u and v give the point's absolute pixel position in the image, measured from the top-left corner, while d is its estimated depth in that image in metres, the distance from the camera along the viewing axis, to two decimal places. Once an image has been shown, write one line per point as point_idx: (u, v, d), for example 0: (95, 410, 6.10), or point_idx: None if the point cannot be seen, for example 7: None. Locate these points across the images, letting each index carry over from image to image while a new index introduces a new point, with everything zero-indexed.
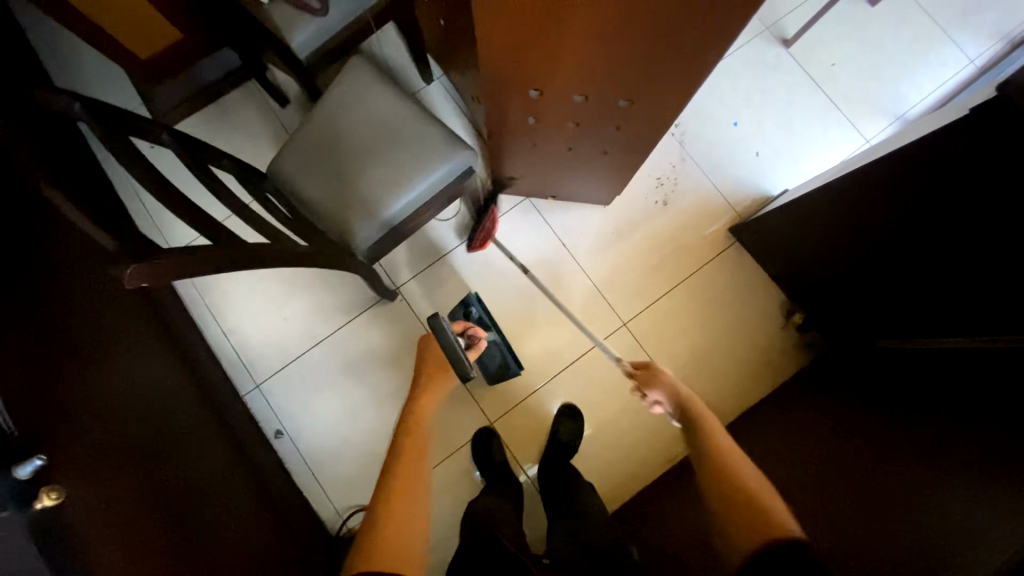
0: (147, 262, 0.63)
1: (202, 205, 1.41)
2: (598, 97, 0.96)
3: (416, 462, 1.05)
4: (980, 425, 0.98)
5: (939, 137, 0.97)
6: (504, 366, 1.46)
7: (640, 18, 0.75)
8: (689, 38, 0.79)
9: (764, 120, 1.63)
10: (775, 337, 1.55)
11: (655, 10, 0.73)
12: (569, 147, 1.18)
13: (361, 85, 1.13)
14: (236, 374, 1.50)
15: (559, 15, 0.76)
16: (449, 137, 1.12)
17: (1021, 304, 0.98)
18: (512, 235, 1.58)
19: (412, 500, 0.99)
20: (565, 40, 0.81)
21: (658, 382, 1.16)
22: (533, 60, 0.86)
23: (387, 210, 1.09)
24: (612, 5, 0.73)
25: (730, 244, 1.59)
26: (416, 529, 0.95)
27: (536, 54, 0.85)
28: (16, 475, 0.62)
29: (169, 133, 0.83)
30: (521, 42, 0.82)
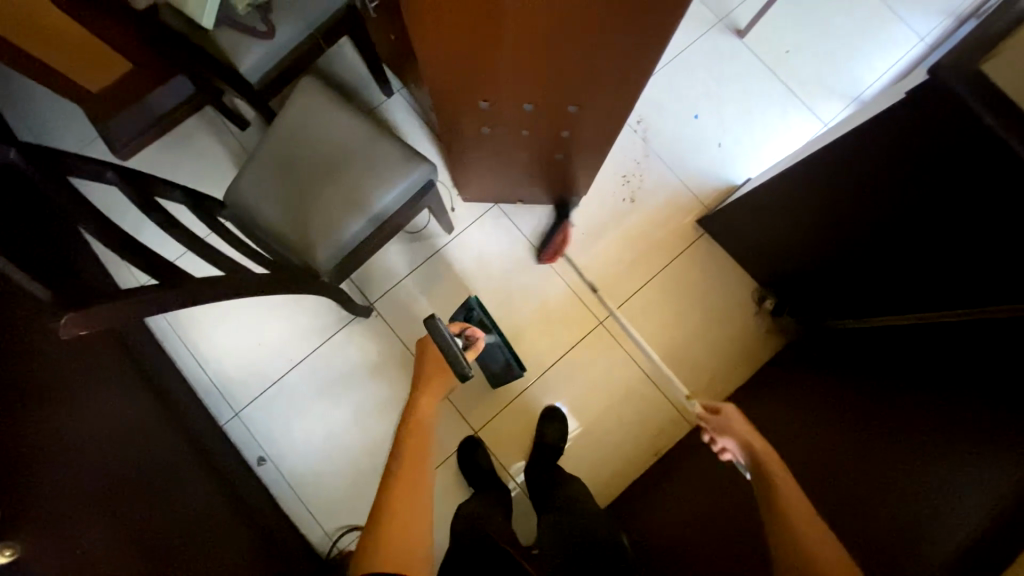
0: (82, 310, 0.62)
1: (153, 245, 1.40)
2: (548, 104, 0.97)
3: (417, 464, 1.04)
4: (943, 398, 1.00)
5: (883, 120, 0.99)
6: (507, 367, 1.46)
7: (574, 27, 0.76)
8: (625, 42, 0.80)
9: (723, 111, 1.66)
10: (750, 324, 1.57)
11: (587, 18, 0.75)
12: (528, 153, 1.19)
13: (315, 105, 1.12)
14: (214, 403, 1.48)
15: (494, 27, 0.76)
16: (406, 152, 1.12)
17: (973, 276, 1.01)
18: (484, 242, 1.58)
19: (415, 503, 0.97)
20: (507, 50, 0.81)
21: (730, 430, 1.10)
22: (477, 70, 0.87)
23: (348, 230, 1.08)
24: (545, 15, 0.74)
25: (699, 236, 1.60)
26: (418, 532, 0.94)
27: (479, 66, 0.86)
28: None
29: (115, 171, 0.81)
30: (463, 55, 0.83)
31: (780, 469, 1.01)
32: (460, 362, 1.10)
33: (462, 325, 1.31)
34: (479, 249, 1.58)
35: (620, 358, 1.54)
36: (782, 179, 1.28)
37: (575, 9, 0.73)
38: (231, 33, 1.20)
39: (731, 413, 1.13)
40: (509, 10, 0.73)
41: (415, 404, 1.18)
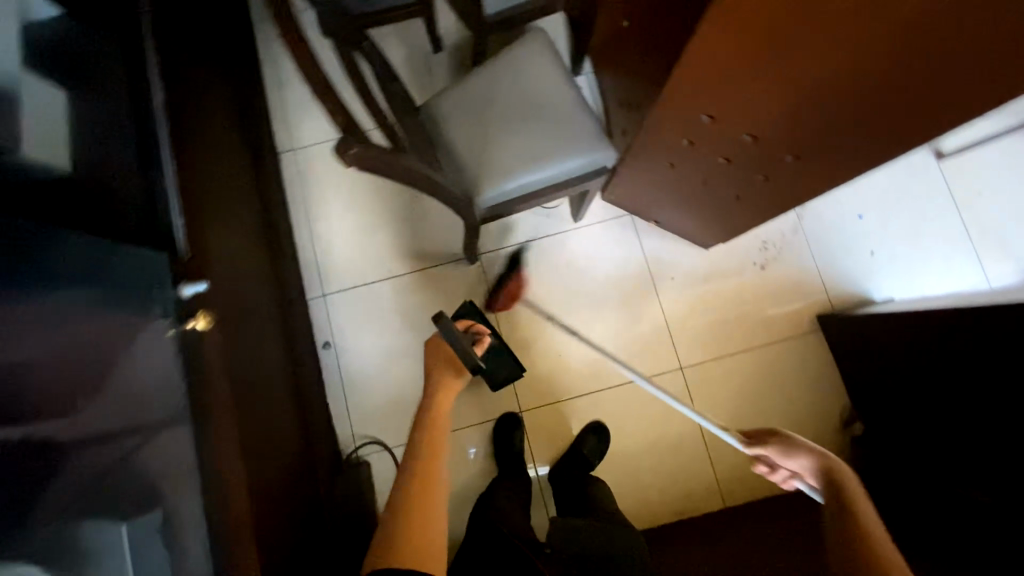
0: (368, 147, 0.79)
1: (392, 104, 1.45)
2: (768, 144, 0.96)
3: (431, 459, 1.02)
4: None
5: None
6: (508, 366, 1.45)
7: (862, 75, 0.75)
8: (902, 104, 0.78)
9: (890, 224, 1.58)
10: (824, 436, 1.50)
11: (885, 69, 0.73)
12: (705, 181, 1.18)
13: (534, 58, 1.16)
14: (308, 277, 1.57)
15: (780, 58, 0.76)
16: (598, 132, 1.14)
17: None
18: (604, 245, 1.58)
19: (431, 499, 0.96)
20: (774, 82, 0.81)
21: (792, 449, 1.02)
22: (725, 92, 0.87)
23: (519, 180, 1.11)
24: (842, 56, 0.73)
25: (812, 330, 1.55)
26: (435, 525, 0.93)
27: (731, 85, 0.85)
28: (180, 293, 0.72)
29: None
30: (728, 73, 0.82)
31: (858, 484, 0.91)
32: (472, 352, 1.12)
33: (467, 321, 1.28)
34: (596, 250, 1.58)
35: (683, 409, 1.51)
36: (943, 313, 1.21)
37: (879, 56, 0.71)
38: None
39: (790, 433, 1.04)
40: (808, 43, 0.72)
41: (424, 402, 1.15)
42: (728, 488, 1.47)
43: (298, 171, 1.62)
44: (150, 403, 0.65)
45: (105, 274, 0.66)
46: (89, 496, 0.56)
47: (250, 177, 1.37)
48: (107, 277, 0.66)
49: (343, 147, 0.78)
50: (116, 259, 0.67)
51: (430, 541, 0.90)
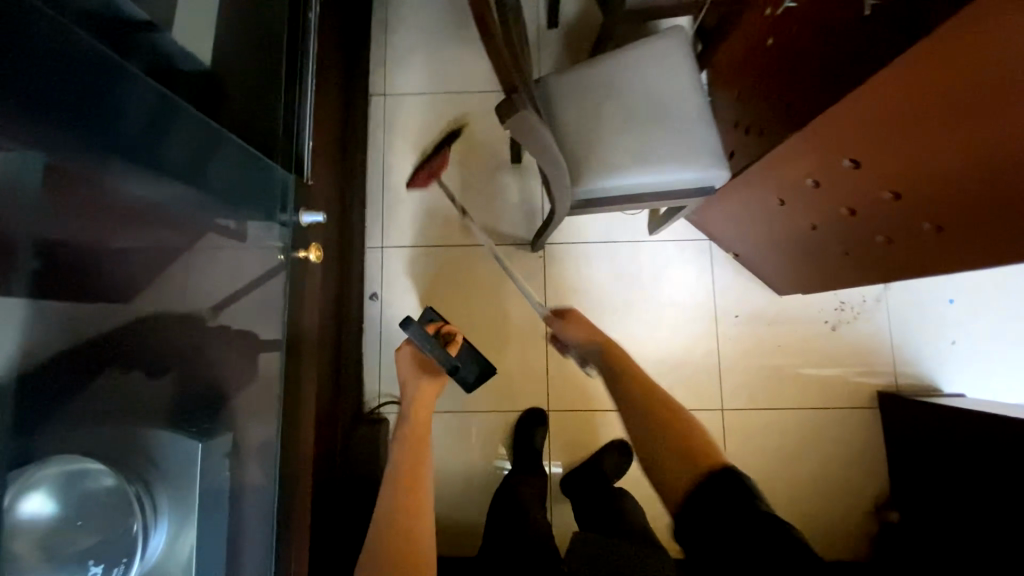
0: (519, 115, 0.80)
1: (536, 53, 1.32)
2: (908, 207, 0.88)
3: (413, 465, 0.96)
4: None
5: None
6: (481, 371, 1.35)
7: None
8: None
9: (981, 317, 1.47)
10: (853, 517, 1.42)
11: None
12: (813, 227, 1.11)
13: (669, 58, 1.10)
14: (370, 226, 1.55)
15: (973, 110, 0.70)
16: (717, 150, 1.07)
17: None
18: (673, 264, 1.52)
19: (415, 511, 0.89)
20: (944, 135, 0.75)
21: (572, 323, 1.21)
22: (883, 134, 0.81)
23: (625, 179, 1.05)
24: None
25: (868, 405, 1.46)
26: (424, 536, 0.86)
27: (900, 131, 0.79)
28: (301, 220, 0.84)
29: None
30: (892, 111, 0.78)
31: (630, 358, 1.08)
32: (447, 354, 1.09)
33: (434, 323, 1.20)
34: (664, 268, 1.52)
35: None
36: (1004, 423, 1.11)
37: None
38: None
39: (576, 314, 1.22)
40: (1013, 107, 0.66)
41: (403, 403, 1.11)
42: None
43: (384, 118, 1.58)
44: (241, 309, 0.75)
45: (218, 176, 0.71)
46: (181, 388, 0.64)
47: (339, 111, 1.33)
48: (226, 192, 0.72)
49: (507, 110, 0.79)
50: (224, 154, 0.71)
51: (422, 530, 0.87)
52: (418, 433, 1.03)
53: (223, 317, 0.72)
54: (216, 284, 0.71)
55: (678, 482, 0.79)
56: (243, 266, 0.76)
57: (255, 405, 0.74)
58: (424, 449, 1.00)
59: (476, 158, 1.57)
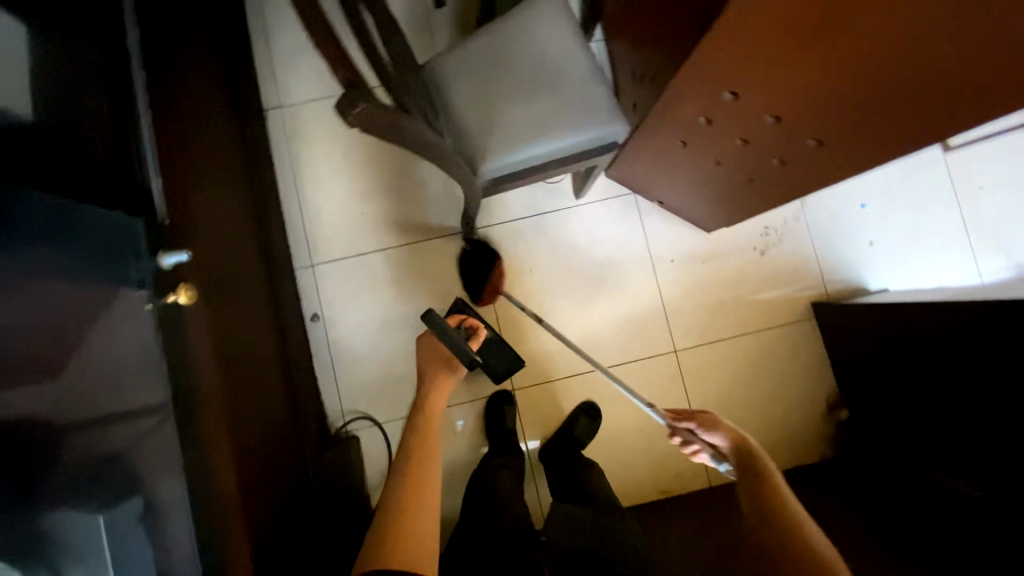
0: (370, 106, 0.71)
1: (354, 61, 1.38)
2: (790, 127, 0.92)
3: (424, 458, 0.99)
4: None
5: None
6: (506, 358, 1.39)
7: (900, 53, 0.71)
8: (941, 87, 0.74)
9: (891, 215, 1.57)
10: (809, 423, 1.52)
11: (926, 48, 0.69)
12: (718, 163, 1.14)
13: (549, 20, 1.08)
14: (295, 247, 1.49)
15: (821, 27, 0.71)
16: (612, 105, 1.07)
17: None
18: (604, 222, 1.54)
19: (423, 503, 0.92)
20: (813, 51, 0.75)
21: (717, 425, 1.02)
22: (751, 64, 0.82)
23: (526, 152, 1.05)
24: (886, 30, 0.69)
25: (806, 318, 1.55)
26: (428, 527, 0.89)
27: (765, 57, 0.80)
28: (162, 262, 0.70)
29: None
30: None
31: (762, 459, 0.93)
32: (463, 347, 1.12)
33: (461, 316, 1.30)
34: (598, 228, 1.54)
35: (675, 391, 1.51)
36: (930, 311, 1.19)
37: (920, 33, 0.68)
38: None
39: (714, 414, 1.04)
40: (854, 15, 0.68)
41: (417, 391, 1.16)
42: (714, 469, 1.50)
43: (286, 132, 1.52)
44: (124, 378, 0.65)
45: (62, 239, 0.61)
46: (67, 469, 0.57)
47: (234, 136, 1.26)
48: (82, 250, 0.63)
49: (346, 103, 0.70)
50: (79, 221, 0.63)
51: (424, 522, 0.89)
52: (430, 424, 1.07)
53: (104, 391, 0.63)
54: (91, 359, 0.62)
55: None
56: (120, 335, 0.66)
57: (157, 473, 0.65)
58: (433, 436, 1.04)
59: (390, 157, 1.53)
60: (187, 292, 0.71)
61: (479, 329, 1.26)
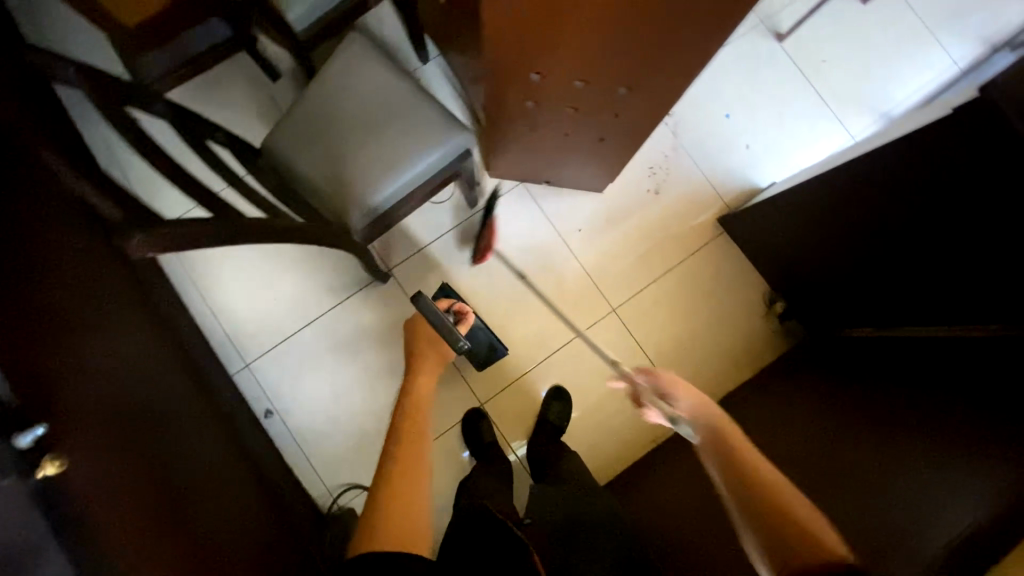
0: (146, 233, 0.73)
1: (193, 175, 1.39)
2: (599, 85, 0.98)
3: (418, 446, 1.04)
4: (972, 409, 1.02)
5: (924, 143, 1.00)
6: (490, 348, 1.50)
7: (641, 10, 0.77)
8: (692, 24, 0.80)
9: (756, 114, 1.66)
10: (758, 326, 1.59)
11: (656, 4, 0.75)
12: (566, 133, 1.20)
13: (360, 64, 1.12)
14: (225, 353, 1.49)
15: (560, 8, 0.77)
16: (447, 119, 1.12)
17: (999, 294, 1.02)
18: (506, 218, 1.59)
19: (415, 486, 0.96)
20: (570, 25, 0.81)
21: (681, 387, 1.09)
22: (530, 49, 0.88)
23: (384, 192, 1.09)
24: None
25: (718, 234, 1.62)
26: (418, 508, 0.93)
27: (537, 40, 0.86)
28: (16, 444, 0.63)
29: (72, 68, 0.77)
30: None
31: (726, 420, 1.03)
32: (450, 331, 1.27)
33: (448, 300, 1.40)
34: (502, 226, 1.59)
35: (628, 346, 1.57)
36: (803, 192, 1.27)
37: None
38: None
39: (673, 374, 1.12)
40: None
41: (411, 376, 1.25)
42: None
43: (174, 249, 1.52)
44: None
45: None
46: None
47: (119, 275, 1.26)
48: None
49: (124, 237, 0.73)
50: None
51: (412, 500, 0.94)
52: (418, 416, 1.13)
53: None
54: None
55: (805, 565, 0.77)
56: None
57: None
58: (424, 429, 1.10)
59: None
60: (54, 461, 0.66)
61: (468, 314, 1.36)
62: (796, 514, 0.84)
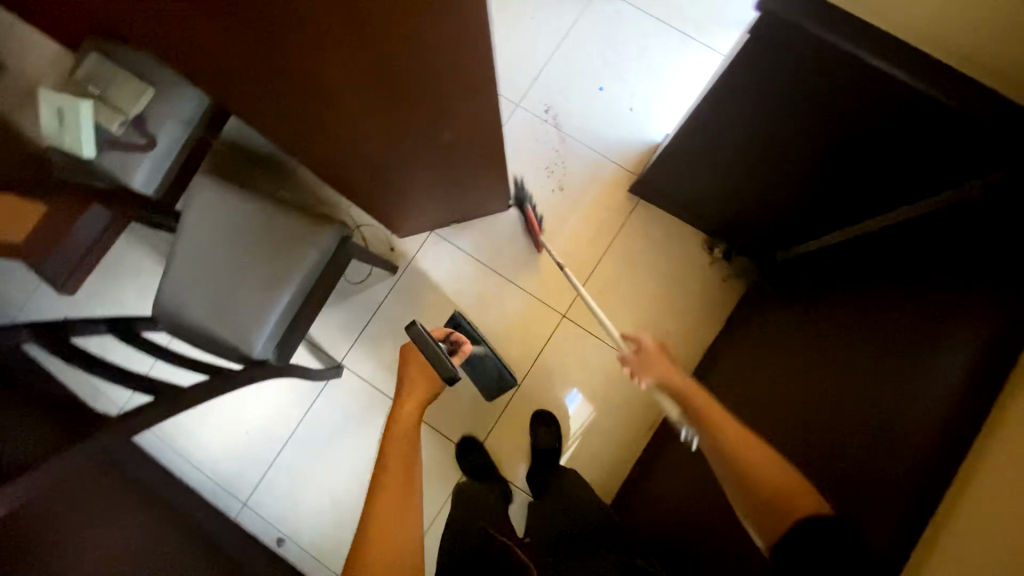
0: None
1: (102, 389, 1.44)
2: (420, 138, 1.00)
3: (408, 470, 1.00)
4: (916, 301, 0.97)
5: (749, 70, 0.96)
6: (500, 377, 1.50)
7: (398, 77, 0.80)
8: (459, 75, 0.81)
9: (626, 76, 1.64)
10: (707, 276, 1.55)
11: (404, 71, 0.79)
12: (430, 181, 1.21)
13: (212, 202, 1.15)
14: (221, 500, 1.52)
15: (320, 84, 0.82)
16: (309, 221, 1.14)
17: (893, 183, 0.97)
18: (431, 270, 1.60)
19: (403, 518, 0.93)
20: (345, 98, 0.86)
21: (652, 366, 1.02)
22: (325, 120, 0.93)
23: (275, 312, 1.11)
24: (364, 72, 0.79)
25: (635, 204, 1.60)
26: (407, 529, 0.92)
27: (327, 111, 0.90)
28: None
29: (26, 328, 0.94)
30: (253, 33, 0.72)
31: (697, 387, 0.98)
32: (446, 363, 1.07)
33: (445, 330, 1.32)
34: (430, 279, 1.59)
35: (590, 344, 1.55)
36: (677, 148, 1.25)
37: (388, 66, 0.77)
38: (116, 157, 1.19)
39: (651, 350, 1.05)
40: (324, 68, 0.78)
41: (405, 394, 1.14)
42: (671, 374, 1.53)
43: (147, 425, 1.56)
44: None
45: None
46: None
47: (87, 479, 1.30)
48: None
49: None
50: None
51: (404, 544, 0.90)
52: (410, 438, 1.07)
53: None
54: None
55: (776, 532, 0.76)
56: None
57: None
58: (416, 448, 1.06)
59: None
60: None
61: (466, 344, 1.27)
62: (768, 478, 0.80)
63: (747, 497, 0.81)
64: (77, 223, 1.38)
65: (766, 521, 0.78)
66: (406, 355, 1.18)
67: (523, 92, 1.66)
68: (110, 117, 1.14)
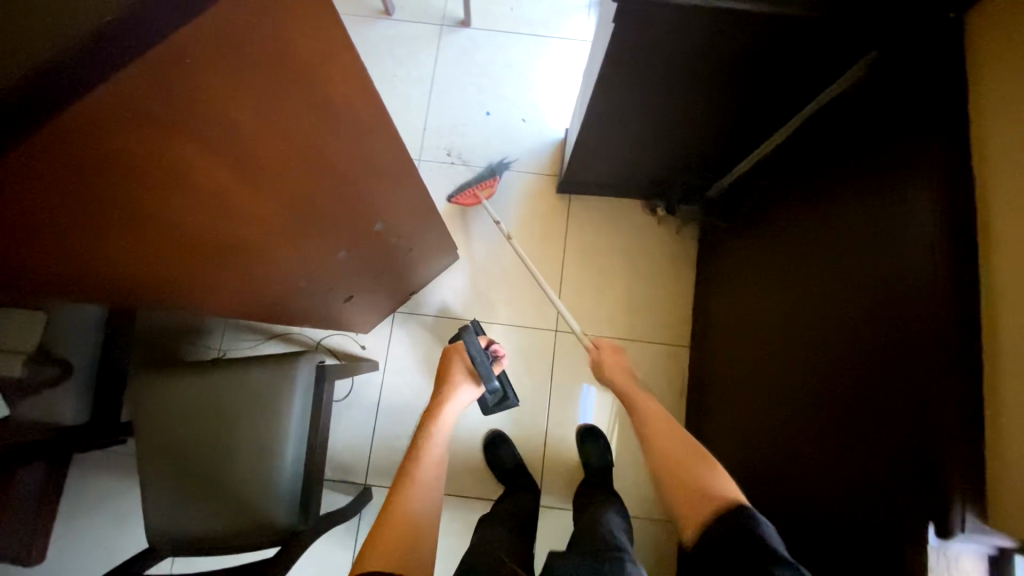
0: None
1: None
2: (353, 237, 0.96)
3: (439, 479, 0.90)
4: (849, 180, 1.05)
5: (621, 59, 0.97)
6: (501, 396, 1.32)
7: (309, 192, 0.76)
8: (365, 163, 0.79)
9: (504, 92, 1.68)
10: (661, 234, 1.61)
11: (314, 185, 0.75)
12: (380, 272, 1.16)
13: (163, 397, 1.03)
14: None
15: (235, 236, 0.77)
16: (274, 366, 1.04)
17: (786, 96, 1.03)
18: (413, 350, 1.53)
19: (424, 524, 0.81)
20: (266, 234, 0.81)
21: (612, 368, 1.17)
22: (252, 263, 0.87)
23: (285, 476, 1.00)
24: (275, 203, 0.74)
25: (567, 200, 1.63)
26: (429, 525, 0.81)
27: (253, 256, 0.85)
28: None
29: None
30: (159, 222, 0.67)
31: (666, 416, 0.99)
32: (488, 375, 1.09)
33: (490, 339, 1.25)
34: (414, 356, 1.53)
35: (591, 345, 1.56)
36: (586, 136, 1.28)
37: (298, 187, 0.74)
38: (34, 400, 1.05)
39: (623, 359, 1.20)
40: (234, 218, 0.73)
41: (448, 393, 1.05)
42: (674, 336, 1.57)
43: None
44: None
45: None
46: None
47: None
48: None
49: None
50: None
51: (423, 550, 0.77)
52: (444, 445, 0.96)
53: None
54: None
55: (693, 518, 0.75)
56: None
57: None
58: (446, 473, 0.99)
59: None
60: None
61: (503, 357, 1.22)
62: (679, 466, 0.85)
63: (666, 490, 0.84)
64: (15, 485, 1.20)
65: (682, 508, 0.79)
66: (451, 361, 1.13)
67: (419, 145, 1.65)
68: (8, 363, 0.96)
